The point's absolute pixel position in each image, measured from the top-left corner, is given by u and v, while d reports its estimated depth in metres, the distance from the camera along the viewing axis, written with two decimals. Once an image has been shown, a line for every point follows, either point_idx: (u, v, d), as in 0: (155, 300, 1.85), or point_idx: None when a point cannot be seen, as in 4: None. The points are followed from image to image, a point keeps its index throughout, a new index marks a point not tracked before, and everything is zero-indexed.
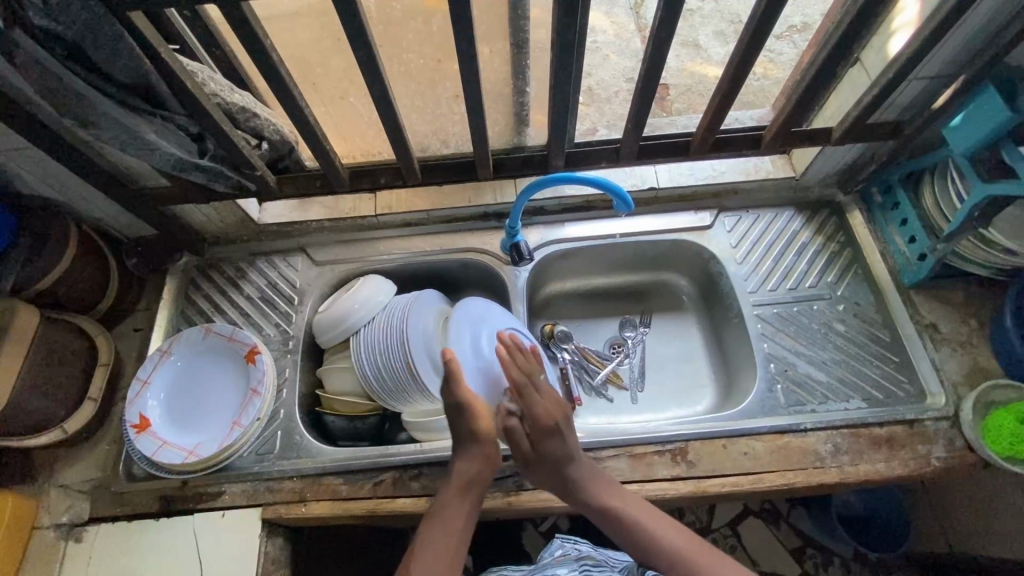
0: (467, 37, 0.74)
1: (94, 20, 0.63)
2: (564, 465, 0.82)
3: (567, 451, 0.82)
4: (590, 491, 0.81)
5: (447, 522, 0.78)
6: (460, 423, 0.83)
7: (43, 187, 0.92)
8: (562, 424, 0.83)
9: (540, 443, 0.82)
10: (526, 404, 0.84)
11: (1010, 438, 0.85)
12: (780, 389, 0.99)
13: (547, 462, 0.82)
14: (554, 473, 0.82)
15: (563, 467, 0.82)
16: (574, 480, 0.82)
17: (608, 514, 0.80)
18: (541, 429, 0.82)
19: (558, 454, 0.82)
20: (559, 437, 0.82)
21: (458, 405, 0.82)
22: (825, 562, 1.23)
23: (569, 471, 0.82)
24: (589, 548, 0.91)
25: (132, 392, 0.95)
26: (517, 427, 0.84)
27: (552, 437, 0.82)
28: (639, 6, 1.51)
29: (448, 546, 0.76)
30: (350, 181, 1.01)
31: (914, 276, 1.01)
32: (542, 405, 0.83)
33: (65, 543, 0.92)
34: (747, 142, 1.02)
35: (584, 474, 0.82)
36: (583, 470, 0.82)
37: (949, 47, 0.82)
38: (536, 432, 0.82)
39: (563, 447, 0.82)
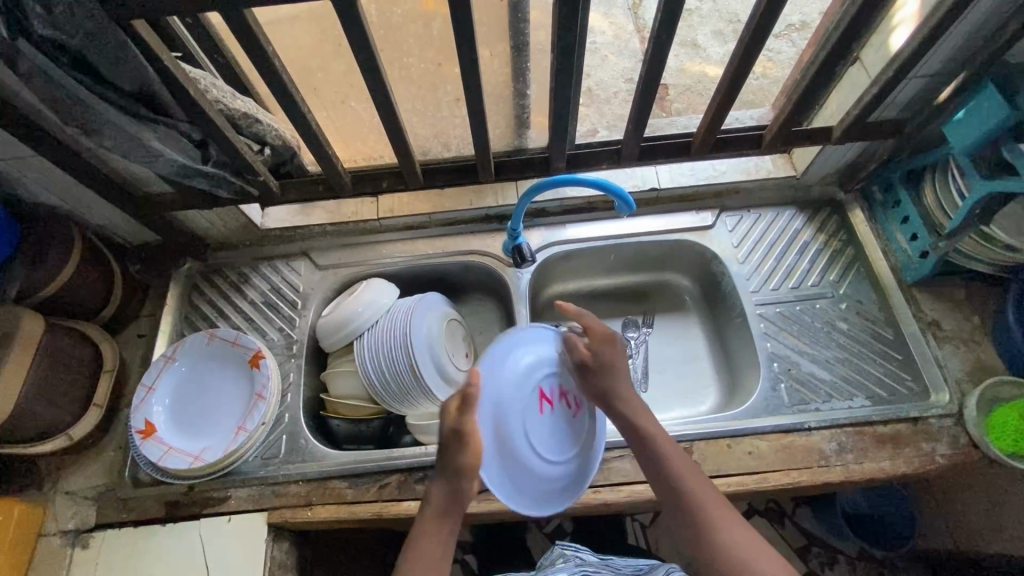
0: (468, 42, 0.74)
1: (98, 28, 0.63)
2: (614, 375, 0.81)
3: (615, 361, 0.82)
4: (631, 411, 0.79)
5: (427, 536, 0.71)
6: (447, 456, 0.73)
7: (48, 195, 0.92)
8: (614, 339, 0.84)
9: (595, 347, 0.82)
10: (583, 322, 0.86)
11: (1015, 435, 0.86)
12: (783, 387, 1.00)
13: (599, 369, 0.81)
14: (603, 379, 0.80)
15: (614, 377, 0.80)
16: (619, 392, 0.80)
17: (636, 435, 0.77)
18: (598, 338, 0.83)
19: (611, 362, 0.81)
20: (614, 346, 0.83)
21: (457, 432, 0.73)
22: (829, 560, 1.24)
23: (615, 383, 0.80)
24: (592, 556, 0.90)
25: (137, 398, 0.95)
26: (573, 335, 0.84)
27: (608, 346, 0.83)
28: (637, 7, 1.52)
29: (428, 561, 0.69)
30: (352, 185, 1.01)
31: (916, 274, 1.02)
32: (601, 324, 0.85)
33: (72, 549, 0.92)
34: (747, 142, 1.02)
35: (625, 388, 0.80)
36: (625, 387, 0.80)
37: (948, 45, 0.82)
38: (594, 341, 0.83)
39: (615, 358, 0.82)
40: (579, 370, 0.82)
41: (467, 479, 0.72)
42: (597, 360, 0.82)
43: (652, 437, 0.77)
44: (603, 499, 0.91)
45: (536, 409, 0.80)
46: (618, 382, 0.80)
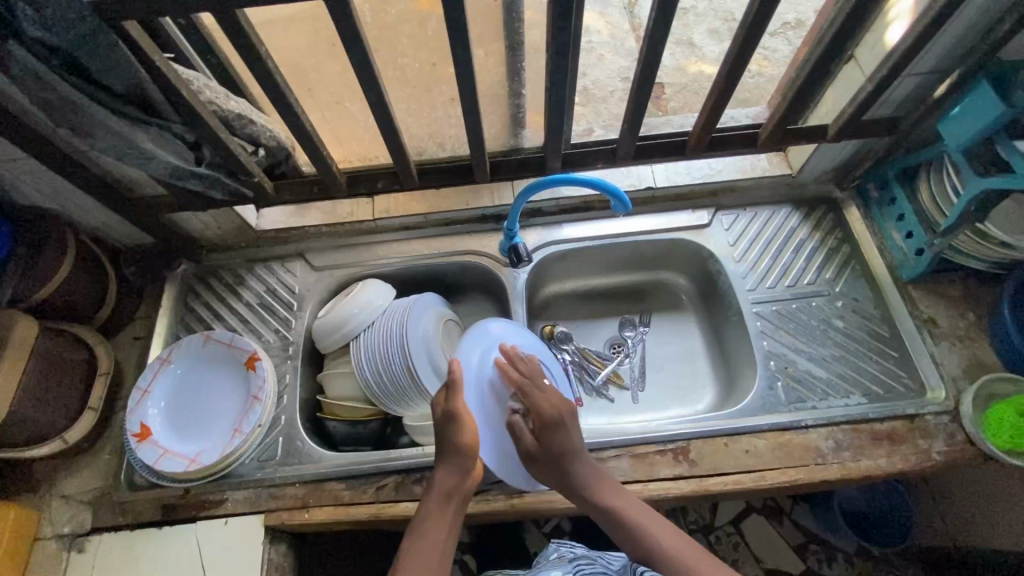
0: (462, 41, 0.74)
1: (88, 29, 0.62)
2: (565, 460, 0.80)
3: (568, 444, 0.81)
4: (595, 493, 0.79)
5: (430, 519, 0.75)
6: (445, 436, 0.79)
7: (41, 198, 0.92)
8: (562, 420, 0.83)
9: (542, 435, 0.82)
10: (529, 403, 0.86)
11: (1011, 430, 0.87)
12: (780, 386, 1.00)
13: (549, 457, 0.81)
14: (555, 468, 0.80)
15: (564, 463, 0.80)
16: (573, 478, 0.80)
17: (601, 511, 0.77)
18: (545, 422, 0.83)
19: (564, 448, 0.81)
20: (564, 429, 0.82)
21: (448, 414, 0.79)
22: (828, 557, 1.22)
23: (566, 466, 0.80)
24: (584, 550, 0.90)
25: (132, 401, 0.95)
26: (520, 423, 0.85)
27: (556, 431, 0.82)
28: (632, 6, 1.51)
29: (433, 544, 0.72)
30: (347, 187, 1.01)
31: (912, 271, 1.02)
32: (549, 406, 0.84)
33: (68, 553, 0.92)
34: (743, 141, 1.02)
35: (581, 467, 0.80)
36: (581, 465, 0.81)
37: (942, 42, 0.82)
38: (541, 427, 0.83)
39: (567, 442, 0.81)
40: (529, 459, 0.83)
41: (464, 456, 0.78)
42: (546, 450, 0.81)
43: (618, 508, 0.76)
44: None
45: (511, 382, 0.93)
46: (570, 465, 0.80)
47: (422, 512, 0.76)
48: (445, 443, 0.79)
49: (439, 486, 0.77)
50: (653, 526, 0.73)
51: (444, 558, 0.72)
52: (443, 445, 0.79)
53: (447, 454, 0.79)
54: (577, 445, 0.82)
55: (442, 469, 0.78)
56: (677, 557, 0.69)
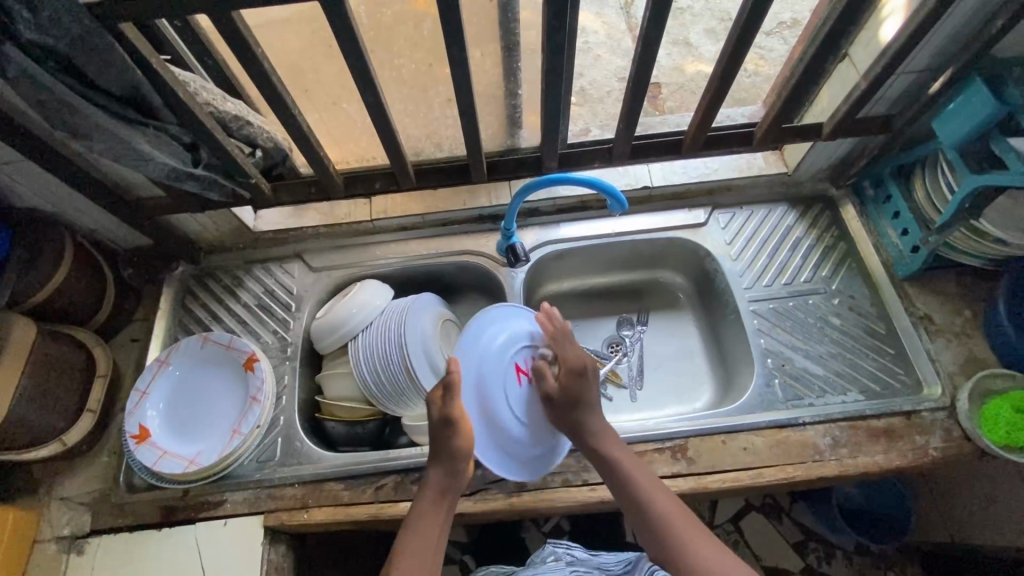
0: (458, 42, 0.74)
1: (84, 31, 0.63)
2: (580, 405, 0.85)
3: (584, 393, 0.86)
4: (600, 441, 0.83)
5: (425, 517, 0.75)
6: (441, 441, 0.79)
7: (38, 201, 0.92)
8: (586, 370, 0.87)
9: (566, 381, 0.87)
10: (558, 353, 0.91)
11: (1008, 426, 0.86)
12: (778, 383, 1.00)
13: (567, 401, 0.86)
14: (569, 412, 0.85)
15: (577, 407, 0.85)
16: (586, 424, 0.84)
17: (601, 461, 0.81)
18: (570, 370, 0.88)
19: (579, 395, 0.86)
20: (586, 379, 0.87)
21: (445, 419, 0.79)
22: (827, 555, 1.23)
23: (578, 412, 0.85)
24: (582, 553, 0.90)
25: (131, 403, 0.95)
26: (547, 369, 0.91)
27: (578, 378, 0.87)
28: (629, 6, 1.52)
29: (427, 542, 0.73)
30: (344, 187, 1.01)
31: (908, 268, 1.02)
32: (576, 356, 0.89)
33: (67, 555, 0.92)
34: (739, 139, 1.03)
35: (593, 414, 0.85)
36: (592, 414, 0.85)
37: (935, 40, 0.83)
38: (567, 373, 0.88)
39: (585, 393, 0.86)
40: (547, 400, 0.88)
41: (458, 459, 0.79)
42: (566, 393, 0.87)
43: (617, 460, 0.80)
44: (598, 496, 0.92)
45: (514, 379, 0.92)
46: (582, 413, 0.85)
47: (417, 509, 0.77)
48: (441, 444, 0.79)
49: (435, 483, 0.78)
50: (645, 482, 0.77)
51: (438, 555, 0.73)
52: (439, 443, 0.79)
53: (442, 455, 0.79)
54: (595, 396, 0.86)
55: (438, 467, 0.79)
56: (663, 515, 0.73)
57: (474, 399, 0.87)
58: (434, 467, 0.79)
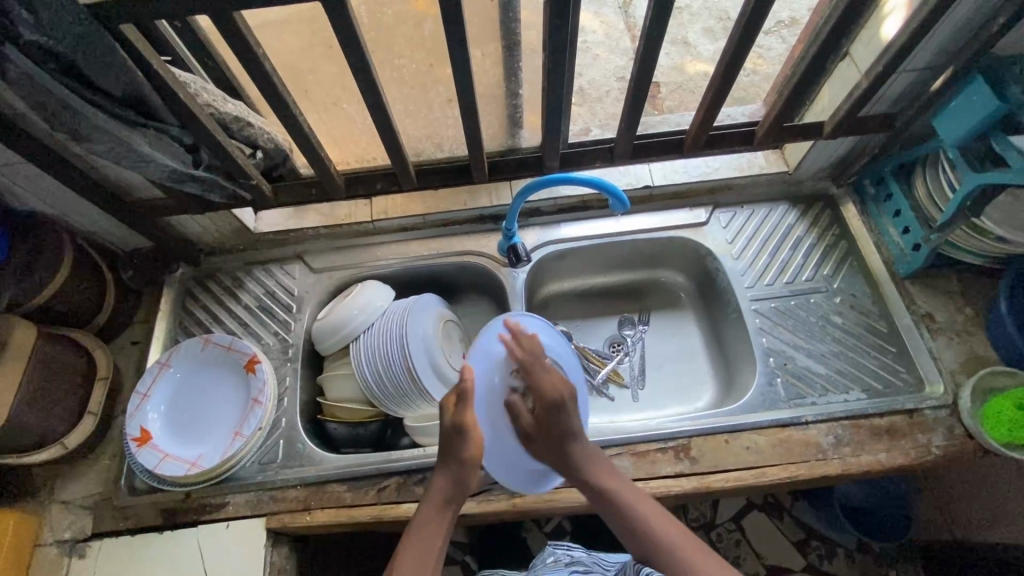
0: (459, 42, 0.74)
1: (84, 33, 0.62)
2: (562, 438, 0.78)
3: (564, 427, 0.78)
4: (585, 470, 0.77)
5: (430, 520, 0.74)
6: (449, 448, 0.77)
7: (38, 204, 0.92)
8: (561, 400, 0.78)
9: (542, 415, 0.78)
10: (531, 383, 0.80)
11: (1009, 424, 0.86)
12: (780, 382, 1.00)
13: (547, 436, 0.78)
14: (555, 449, 0.78)
15: (560, 440, 0.78)
16: (571, 458, 0.77)
17: (592, 492, 0.76)
18: (546, 405, 0.78)
19: (563, 430, 0.77)
20: (564, 411, 0.78)
21: (457, 427, 0.77)
22: (828, 553, 1.24)
23: (563, 446, 0.77)
24: (581, 553, 0.90)
25: (132, 406, 0.95)
26: (518, 402, 0.81)
27: (554, 411, 0.78)
28: (627, 5, 1.52)
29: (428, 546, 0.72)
30: (345, 188, 1.01)
31: (909, 267, 1.02)
32: (552, 387, 0.79)
33: (69, 559, 0.91)
34: (740, 139, 1.03)
35: (577, 445, 0.78)
36: (576, 444, 0.78)
37: (936, 39, 0.83)
38: (540, 405, 0.78)
39: (567, 425, 0.78)
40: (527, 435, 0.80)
41: (467, 469, 0.77)
42: (546, 428, 0.78)
43: (609, 489, 0.75)
44: None
45: None
46: (567, 446, 0.78)
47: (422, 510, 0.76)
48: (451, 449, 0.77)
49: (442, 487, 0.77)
50: (642, 508, 0.73)
51: (440, 557, 0.72)
52: (450, 448, 0.77)
53: (452, 461, 0.77)
54: (576, 424, 0.78)
55: (446, 471, 0.77)
56: (672, 547, 0.69)
57: (484, 397, 0.85)
58: (441, 471, 0.78)
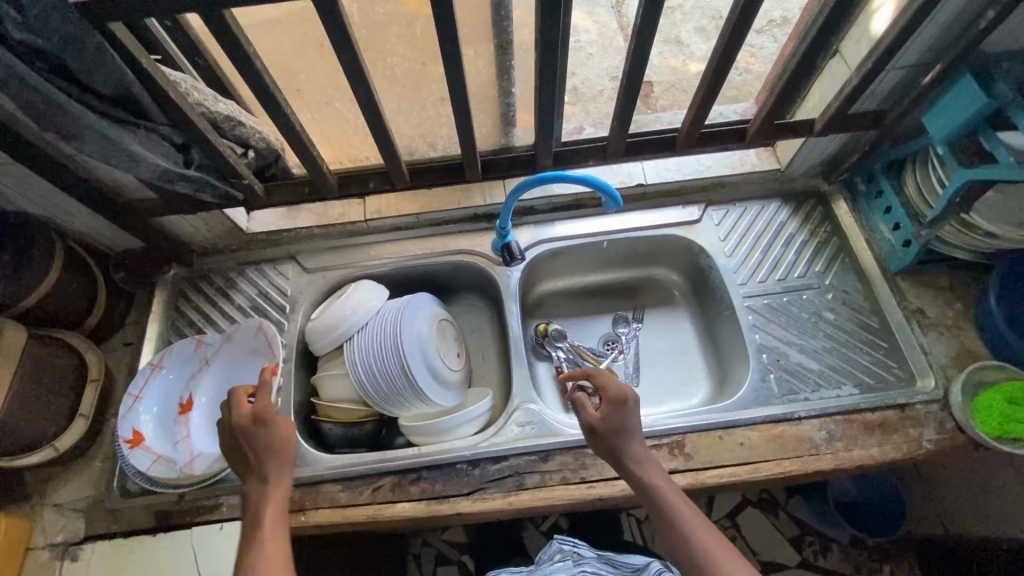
0: (451, 39, 0.73)
1: (74, 31, 0.62)
2: (621, 434, 0.77)
3: (626, 425, 0.77)
4: (640, 468, 0.75)
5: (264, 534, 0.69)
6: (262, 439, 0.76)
7: (27, 205, 0.91)
8: (628, 398, 0.78)
9: (604, 414, 0.77)
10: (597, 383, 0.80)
11: (1000, 418, 0.88)
12: (773, 378, 1.00)
13: (606, 432, 0.77)
14: (610, 444, 0.77)
15: (620, 436, 0.77)
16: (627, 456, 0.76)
17: (644, 489, 0.73)
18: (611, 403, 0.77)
19: (621, 426, 0.77)
20: (625, 409, 0.77)
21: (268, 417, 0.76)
22: (823, 549, 1.24)
23: (622, 442, 0.76)
24: (590, 550, 0.89)
25: (123, 407, 0.93)
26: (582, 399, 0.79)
27: (618, 408, 0.77)
28: (620, 5, 1.52)
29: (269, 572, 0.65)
30: (338, 187, 1.01)
31: (900, 263, 1.03)
32: (618, 386, 0.78)
33: (61, 562, 0.91)
34: (731, 136, 1.03)
35: (633, 440, 0.77)
36: (633, 440, 0.77)
37: (924, 37, 0.83)
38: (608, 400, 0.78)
39: (629, 424, 0.77)
40: (588, 431, 0.78)
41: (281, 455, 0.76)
42: (606, 426, 0.77)
43: (660, 488, 0.72)
44: (596, 493, 0.91)
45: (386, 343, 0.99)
46: (623, 441, 0.76)
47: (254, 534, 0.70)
48: (260, 445, 0.75)
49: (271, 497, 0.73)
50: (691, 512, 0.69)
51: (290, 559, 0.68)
52: (254, 448, 0.75)
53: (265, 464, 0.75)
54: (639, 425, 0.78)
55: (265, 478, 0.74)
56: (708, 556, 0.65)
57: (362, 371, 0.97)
58: (254, 482, 0.75)
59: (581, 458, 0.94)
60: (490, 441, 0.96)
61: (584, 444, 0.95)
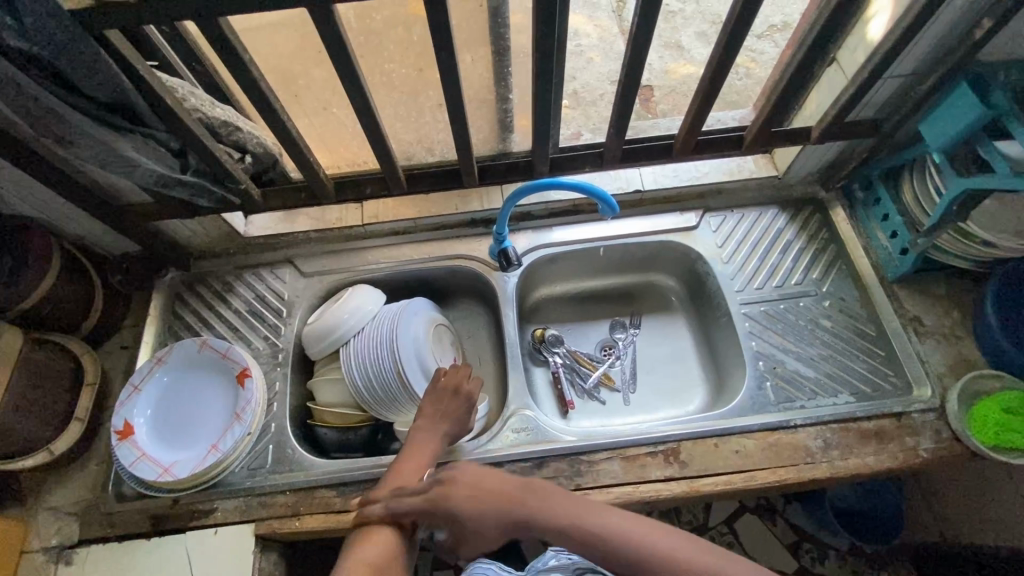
0: (447, 47, 0.73)
1: (70, 40, 0.62)
2: (472, 528, 0.72)
3: (468, 520, 0.71)
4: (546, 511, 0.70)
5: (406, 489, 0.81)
6: (449, 406, 0.90)
7: (26, 208, 0.91)
8: (440, 509, 0.72)
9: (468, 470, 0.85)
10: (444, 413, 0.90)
11: (997, 428, 0.87)
12: (769, 386, 1.00)
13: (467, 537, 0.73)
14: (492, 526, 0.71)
15: (474, 531, 0.72)
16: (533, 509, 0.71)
17: (572, 538, 0.69)
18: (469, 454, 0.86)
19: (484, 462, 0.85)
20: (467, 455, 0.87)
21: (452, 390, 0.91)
22: (821, 556, 1.23)
23: (481, 529, 0.71)
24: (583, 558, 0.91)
25: (123, 397, 0.95)
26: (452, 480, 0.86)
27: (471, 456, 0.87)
28: (620, 8, 1.53)
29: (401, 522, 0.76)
30: (335, 193, 1.01)
31: (897, 270, 1.03)
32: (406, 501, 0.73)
33: (55, 565, 0.91)
34: (728, 144, 1.03)
35: (482, 523, 0.71)
36: (491, 512, 0.71)
37: (920, 45, 0.83)
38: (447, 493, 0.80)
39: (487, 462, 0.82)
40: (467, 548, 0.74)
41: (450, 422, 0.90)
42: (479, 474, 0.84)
43: (579, 522, 0.69)
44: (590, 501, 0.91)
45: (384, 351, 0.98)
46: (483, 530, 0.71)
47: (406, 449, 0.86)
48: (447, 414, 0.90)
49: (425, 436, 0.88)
50: (616, 526, 0.68)
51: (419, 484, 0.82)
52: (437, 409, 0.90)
53: (442, 422, 0.89)
54: (468, 491, 0.72)
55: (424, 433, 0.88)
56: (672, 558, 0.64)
57: (357, 378, 0.98)
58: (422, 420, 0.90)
59: (577, 465, 0.94)
60: (486, 447, 0.96)
61: (579, 451, 0.95)
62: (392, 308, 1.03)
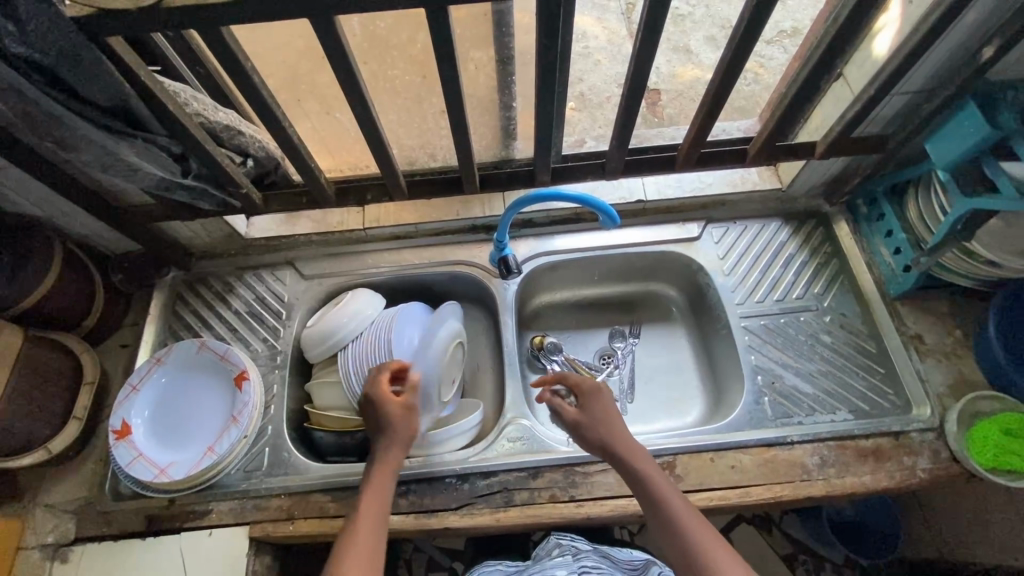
0: (448, 57, 0.73)
1: (73, 47, 0.62)
2: (595, 423, 0.84)
3: (595, 421, 0.84)
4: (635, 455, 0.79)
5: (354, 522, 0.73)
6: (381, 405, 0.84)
7: (29, 207, 0.92)
8: (591, 393, 0.86)
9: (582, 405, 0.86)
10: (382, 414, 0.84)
11: (994, 450, 0.86)
12: (767, 401, 1.00)
13: (586, 427, 0.84)
14: (597, 428, 0.83)
15: (595, 427, 0.83)
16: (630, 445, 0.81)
17: (643, 492, 0.76)
18: (585, 392, 0.87)
19: (596, 410, 0.85)
20: (600, 396, 0.86)
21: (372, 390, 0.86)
22: (816, 568, 1.23)
23: (602, 431, 0.83)
24: (586, 545, 0.90)
25: (120, 397, 0.96)
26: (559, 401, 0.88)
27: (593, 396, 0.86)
28: (630, 10, 1.52)
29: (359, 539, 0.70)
30: (337, 198, 1.00)
31: (899, 288, 1.02)
32: (585, 378, 0.88)
33: (51, 563, 0.91)
34: (733, 157, 1.02)
35: (610, 429, 0.82)
36: (612, 429, 0.82)
37: (930, 63, 0.82)
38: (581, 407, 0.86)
39: (605, 408, 0.85)
40: (573, 430, 0.86)
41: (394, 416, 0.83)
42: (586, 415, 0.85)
43: (654, 483, 0.75)
44: (585, 513, 0.91)
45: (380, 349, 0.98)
46: (606, 431, 0.82)
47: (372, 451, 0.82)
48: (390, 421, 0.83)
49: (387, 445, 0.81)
50: (675, 499, 0.73)
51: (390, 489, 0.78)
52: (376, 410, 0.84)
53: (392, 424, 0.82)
54: (611, 406, 0.86)
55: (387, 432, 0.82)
56: (701, 542, 0.68)
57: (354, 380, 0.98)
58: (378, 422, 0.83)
59: (571, 476, 0.94)
60: (481, 455, 0.96)
61: (575, 462, 0.95)
62: (392, 315, 1.02)
